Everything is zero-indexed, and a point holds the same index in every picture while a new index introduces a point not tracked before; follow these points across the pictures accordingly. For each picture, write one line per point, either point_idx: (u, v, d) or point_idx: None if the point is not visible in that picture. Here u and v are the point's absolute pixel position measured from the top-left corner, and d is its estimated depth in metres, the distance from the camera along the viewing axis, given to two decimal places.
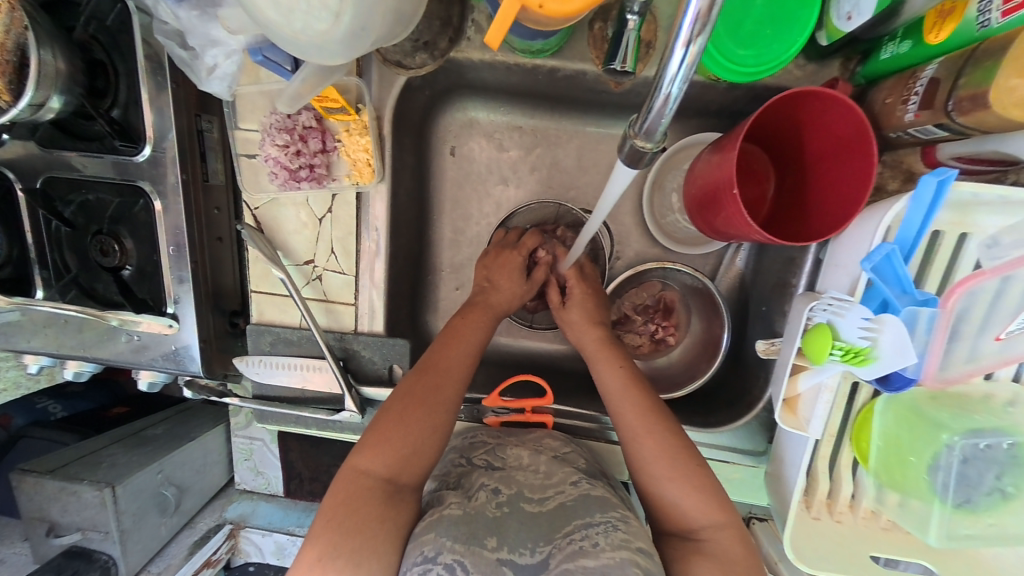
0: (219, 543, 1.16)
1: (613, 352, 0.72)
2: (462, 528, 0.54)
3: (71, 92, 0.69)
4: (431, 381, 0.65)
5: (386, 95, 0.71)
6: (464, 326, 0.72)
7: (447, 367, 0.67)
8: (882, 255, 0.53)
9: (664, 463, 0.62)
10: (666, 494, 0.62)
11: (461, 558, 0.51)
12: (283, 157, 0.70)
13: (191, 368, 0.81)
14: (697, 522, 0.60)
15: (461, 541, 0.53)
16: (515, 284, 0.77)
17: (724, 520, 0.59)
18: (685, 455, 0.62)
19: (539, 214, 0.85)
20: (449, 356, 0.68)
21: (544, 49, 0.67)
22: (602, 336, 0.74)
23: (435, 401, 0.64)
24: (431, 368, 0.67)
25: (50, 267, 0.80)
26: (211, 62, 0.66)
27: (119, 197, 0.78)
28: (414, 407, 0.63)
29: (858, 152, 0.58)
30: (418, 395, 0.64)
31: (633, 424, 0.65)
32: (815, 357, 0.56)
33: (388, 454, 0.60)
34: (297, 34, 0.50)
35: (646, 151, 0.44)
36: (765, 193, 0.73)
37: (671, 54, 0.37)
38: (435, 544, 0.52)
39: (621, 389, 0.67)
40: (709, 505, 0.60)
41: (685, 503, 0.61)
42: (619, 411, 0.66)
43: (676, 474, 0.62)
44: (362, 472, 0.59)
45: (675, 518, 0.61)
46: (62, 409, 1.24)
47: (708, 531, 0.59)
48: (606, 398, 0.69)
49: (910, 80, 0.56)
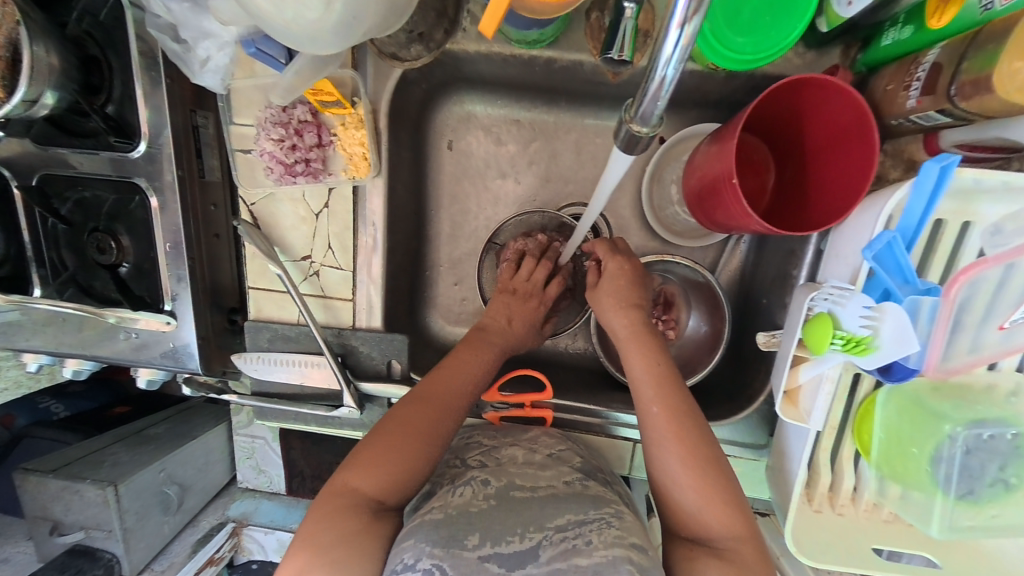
0: (223, 540, 1.17)
1: (653, 346, 0.69)
2: (443, 531, 0.53)
3: (65, 88, 0.68)
4: (429, 409, 0.65)
5: (382, 88, 0.71)
6: (463, 357, 0.71)
7: (446, 396, 0.67)
8: (883, 244, 0.52)
9: (694, 472, 0.61)
10: (686, 503, 0.61)
11: (440, 562, 0.50)
12: (279, 151, 0.70)
13: (190, 365, 0.81)
14: (717, 532, 0.59)
15: (440, 545, 0.51)
16: (528, 323, 0.78)
17: (745, 532, 0.59)
18: (715, 469, 0.61)
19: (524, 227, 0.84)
20: (445, 386, 0.68)
21: (540, 39, 0.67)
22: (635, 326, 0.71)
23: (430, 430, 0.63)
24: (430, 396, 0.66)
25: (47, 265, 0.79)
26: (203, 55, 0.65)
27: (116, 194, 0.77)
28: (411, 434, 0.62)
29: (861, 140, 0.57)
30: (415, 423, 0.63)
31: (665, 433, 0.63)
32: (815, 347, 0.56)
33: (381, 476, 0.59)
34: (289, 23, 0.50)
35: (642, 136, 0.43)
36: (765, 184, 0.72)
37: (665, 36, 0.36)
38: (415, 550, 0.52)
39: (656, 392, 0.66)
40: (734, 519, 0.59)
41: (707, 514, 0.59)
42: (653, 416, 0.65)
43: (704, 486, 0.60)
44: (350, 490, 0.58)
45: (692, 527, 0.60)
46: (65, 409, 1.25)
47: (729, 543, 0.58)
48: (638, 398, 0.67)
49: (911, 66, 0.56)
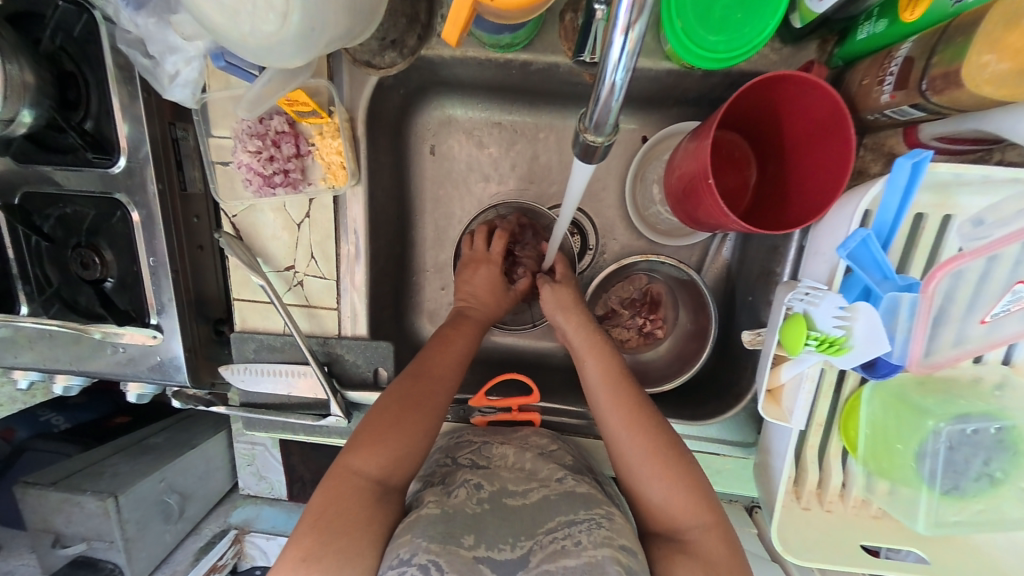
0: (225, 548, 1.17)
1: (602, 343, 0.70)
2: (439, 528, 0.54)
3: (41, 105, 0.69)
4: (424, 387, 0.65)
5: (358, 96, 0.70)
6: (456, 335, 0.71)
7: (440, 374, 0.67)
8: (857, 241, 0.52)
9: (658, 462, 0.61)
10: (653, 496, 0.61)
11: (436, 558, 0.50)
12: (256, 163, 0.69)
13: (177, 378, 0.81)
14: (684, 524, 0.59)
15: (437, 540, 0.52)
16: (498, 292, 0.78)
17: (712, 520, 0.59)
18: (675, 456, 0.62)
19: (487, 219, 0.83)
20: (439, 363, 0.68)
21: (514, 43, 0.66)
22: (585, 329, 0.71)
23: (426, 406, 0.64)
24: (425, 375, 0.66)
25: (32, 281, 0.79)
26: (171, 70, 0.66)
27: (96, 209, 0.77)
28: (410, 410, 0.63)
29: (837, 136, 0.56)
30: (413, 400, 0.63)
31: (621, 428, 0.63)
32: (790, 347, 0.55)
33: (384, 455, 0.60)
34: (247, 37, 0.50)
35: (597, 145, 0.43)
36: (747, 180, 0.72)
37: (612, 42, 0.36)
38: (411, 545, 0.51)
39: (609, 388, 0.66)
40: (700, 508, 0.59)
41: (673, 504, 0.60)
42: (607, 411, 0.65)
43: (668, 475, 0.61)
44: (354, 471, 0.58)
45: (661, 520, 0.61)
46: (65, 420, 1.24)
47: (696, 532, 0.59)
48: (591, 396, 0.67)
49: (886, 60, 0.55)
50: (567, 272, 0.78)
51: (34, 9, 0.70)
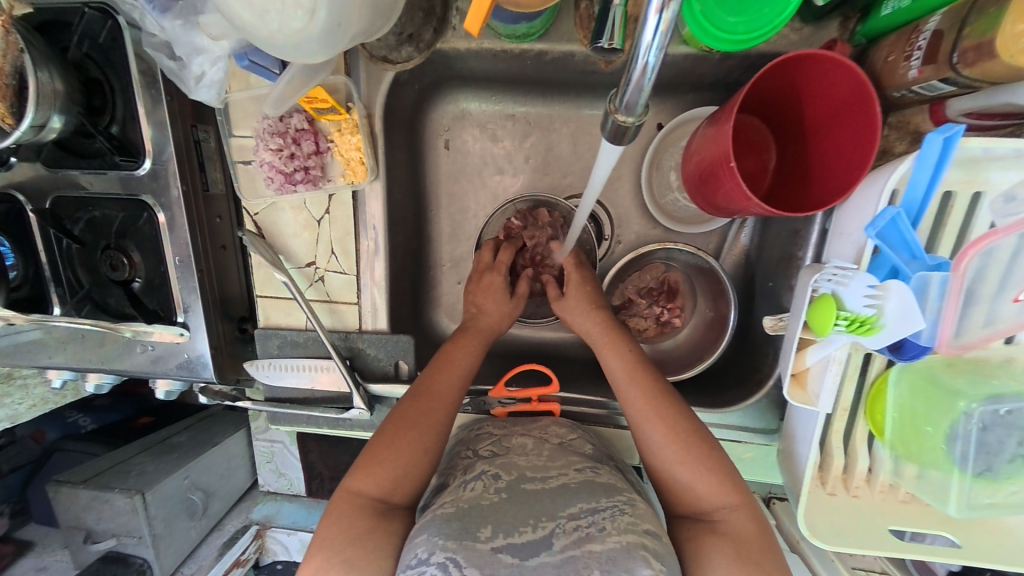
0: (247, 543, 1.20)
1: (622, 338, 0.72)
2: (454, 525, 0.52)
3: (70, 111, 0.70)
4: (423, 405, 0.65)
5: (375, 92, 0.71)
6: (456, 351, 0.71)
7: (440, 393, 0.67)
8: (887, 220, 0.51)
9: (678, 447, 0.62)
10: (678, 480, 0.61)
11: (453, 555, 0.48)
12: (278, 161, 0.71)
13: (204, 374, 0.83)
14: (709, 505, 0.59)
15: (453, 537, 0.50)
16: (500, 300, 0.78)
17: (737, 500, 0.59)
18: (694, 437, 0.62)
19: (502, 219, 0.85)
20: (442, 381, 0.68)
21: (529, 33, 0.66)
22: (603, 320, 0.73)
23: (424, 424, 0.64)
24: (423, 393, 0.66)
25: (64, 284, 0.81)
26: (198, 71, 0.67)
27: (124, 211, 0.79)
28: (406, 430, 0.63)
29: (862, 115, 0.56)
30: (409, 419, 0.64)
31: (643, 415, 0.64)
32: (818, 328, 0.55)
33: (381, 476, 0.60)
34: (273, 34, 0.51)
35: (628, 126, 0.44)
36: (766, 165, 0.71)
37: (645, 23, 0.36)
38: (427, 545, 0.50)
39: (630, 377, 0.67)
40: (725, 489, 0.59)
41: (698, 486, 0.60)
42: (629, 401, 0.66)
43: (690, 459, 0.61)
44: (354, 492, 0.59)
45: (687, 502, 0.61)
46: (91, 422, 1.29)
47: (721, 513, 0.59)
48: (615, 388, 0.68)
49: (912, 35, 0.54)
50: (577, 264, 0.79)
51: (61, 18, 0.72)
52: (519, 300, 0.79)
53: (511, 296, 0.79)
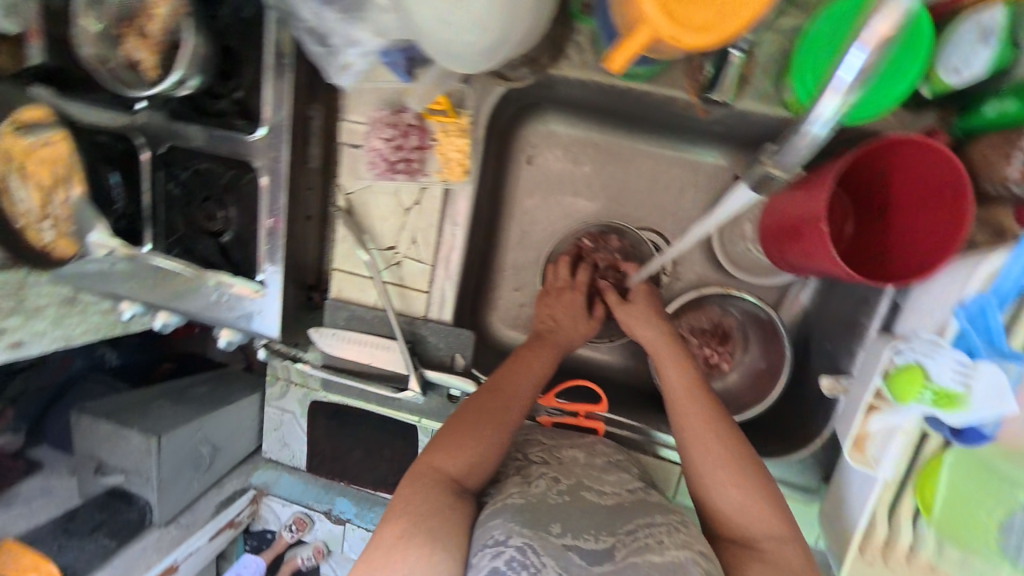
0: (243, 506, 1.25)
1: (682, 352, 0.73)
2: (528, 514, 0.54)
3: (207, 72, 0.77)
4: (500, 400, 0.67)
5: (485, 103, 0.76)
6: (530, 356, 0.74)
7: (516, 389, 0.69)
8: (978, 306, 0.52)
9: (726, 473, 0.62)
10: (721, 505, 0.62)
11: (530, 541, 0.50)
12: (387, 150, 0.77)
13: (268, 331, 0.87)
14: (757, 534, 0.60)
15: (528, 526, 0.52)
16: (571, 316, 0.81)
17: (785, 532, 0.59)
18: (746, 468, 0.63)
19: (576, 237, 0.88)
20: (517, 378, 0.70)
21: (645, 74, 0.69)
22: (663, 332, 0.76)
23: (501, 415, 0.65)
24: (501, 389, 0.68)
25: (160, 225, 0.88)
26: (345, 59, 0.71)
27: (230, 169, 0.84)
28: (488, 420, 0.64)
29: (951, 202, 0.58)
30: (487, 410, 0.65)
31: (691, 434, 0.66)
32: (902, 397, 0.57)
33: (463, 455, 0.61)
34: (451, 39, 0.55)
35: (777, 177, 0.47)
36: (842, 232, 0.74)
37: (823, 97, 0.38)
38: (504, 528, 0.52)
39: (684, 393, 0.69)
40: (773, 519, 0.60)
41: (746, 514, 0.61)
42: (681, 414, 0.68)
43: (740, 485, 0.62)
44: (435, 468, 0.60)
45: (733, 527, 0.61)
46: (117, 357, 1.36)
47: (768, 543, 0.59)
48: (669, 400, 0.70)
49: (1013, 139, 0.57)
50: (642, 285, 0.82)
51: None
52: (596, 322, 0.83)
53: (587, 315, 0.83)
